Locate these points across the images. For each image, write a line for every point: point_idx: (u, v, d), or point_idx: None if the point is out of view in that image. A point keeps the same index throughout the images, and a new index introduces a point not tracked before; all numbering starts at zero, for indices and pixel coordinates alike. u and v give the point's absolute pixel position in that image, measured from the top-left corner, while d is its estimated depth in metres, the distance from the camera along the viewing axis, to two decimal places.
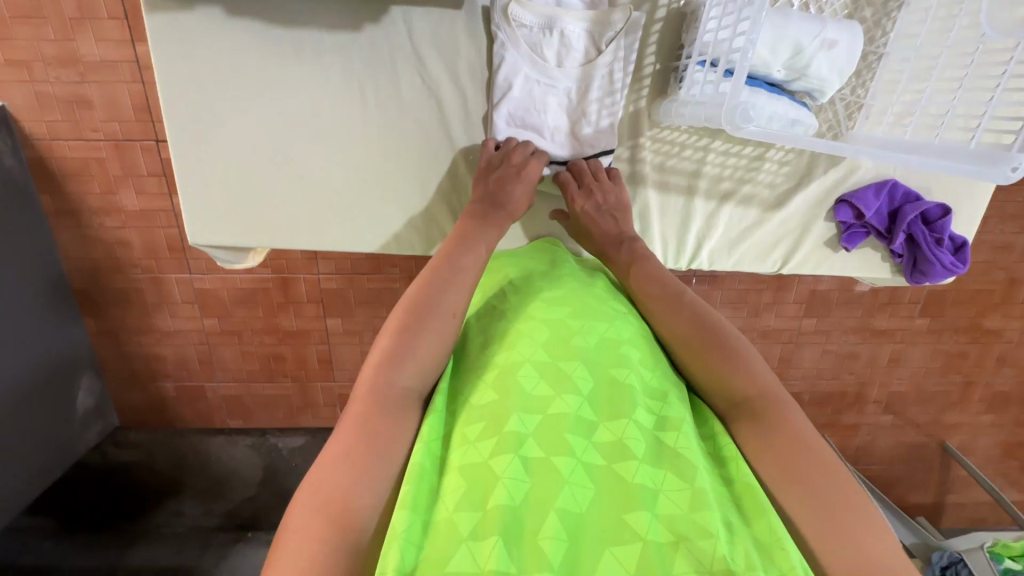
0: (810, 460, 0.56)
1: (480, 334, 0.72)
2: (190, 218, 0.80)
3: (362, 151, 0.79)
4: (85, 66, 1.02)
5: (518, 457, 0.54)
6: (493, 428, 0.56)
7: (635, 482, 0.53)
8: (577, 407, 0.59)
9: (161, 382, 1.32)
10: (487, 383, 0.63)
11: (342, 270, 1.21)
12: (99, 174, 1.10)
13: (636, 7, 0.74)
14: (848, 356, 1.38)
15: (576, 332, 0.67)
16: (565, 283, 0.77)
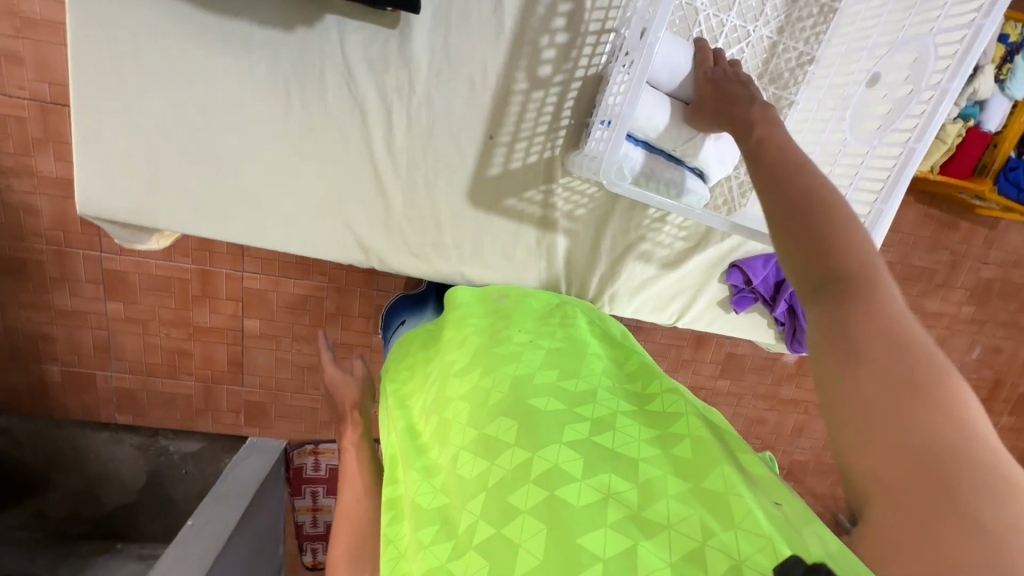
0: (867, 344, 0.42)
1: (418, 434, 0.62)
2: (82, 189, 0.77)
3: (278, 149, 0.78)
4: (23, 23, 1.09)
5: (474, 551, 0.46)
6: (448, 530, 0.49)
7: (584, 505, 0.47)
8: (513, 459, 0.51)
9: (48, 364, 1.42)
10: (434, 485, 0.54)
11: (269, 271, 1.38)
12: (17, 134, 1.18)
13: (558, 67, 0.79)
14: (757, 420, 1.60)
15: (489, 379, 0.60)
16: (470, 345, 0.67)
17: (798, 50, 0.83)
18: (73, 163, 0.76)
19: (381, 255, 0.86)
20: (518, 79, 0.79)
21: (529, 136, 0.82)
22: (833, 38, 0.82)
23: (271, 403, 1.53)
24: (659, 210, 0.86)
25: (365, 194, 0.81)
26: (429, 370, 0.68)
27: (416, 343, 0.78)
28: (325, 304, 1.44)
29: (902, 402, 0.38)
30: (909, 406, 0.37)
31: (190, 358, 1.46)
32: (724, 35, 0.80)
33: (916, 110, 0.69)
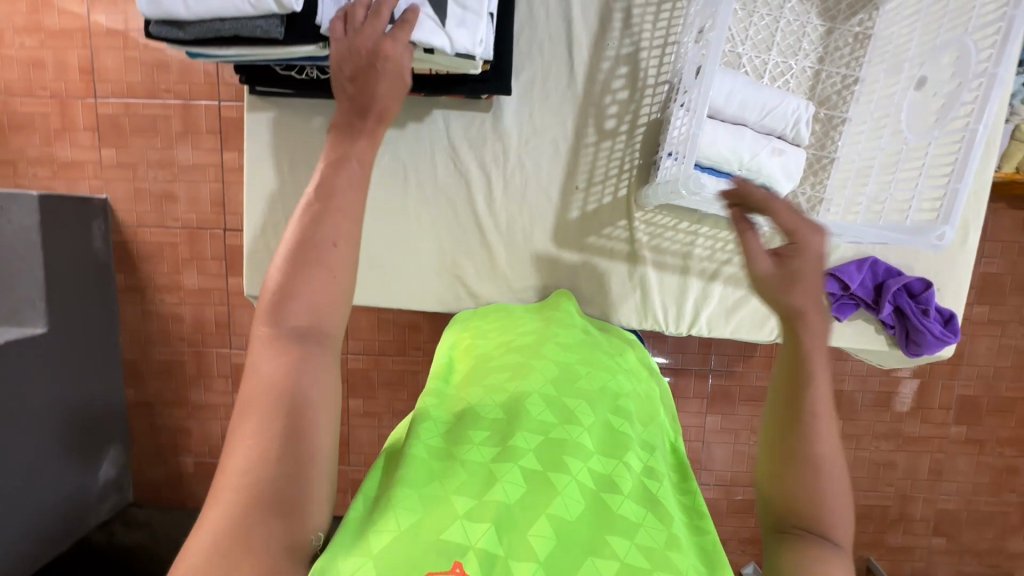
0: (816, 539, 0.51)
1: (491, 360, 0.70)
2: (251, 273, 0.94)
3: (398, 222, 0.93)
4: (178, 168, 1.40)
5: (519, 468, 0.50)
6: (500, 439, 0.54)
7: (620, 513, 0.49)
8: (580, 436, 0.55)
9: (183, 456, 1.58)
10: (498, 401, 0.60)
11: (370, 350, 1.52)
12: (170, 256, 1.46)
13: (621, 117, 0.90)
14: (885, 463, 1.64)
15: (582, 374, 0.67)
16: (571, 344, 0.75)
17: (841, 74, 0.87)
18: (243, 255, 0.94)
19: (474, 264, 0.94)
20: (587, 135, 0.91)
21: (602, 179, 0.92)
22: (875, 58, 0.85)
23: None
24: None
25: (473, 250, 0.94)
26: (511, 343, 0.74)
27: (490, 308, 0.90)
28: (421, 377, 1.54)
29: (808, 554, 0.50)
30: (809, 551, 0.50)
31: None
32: (768, 72, 0.87)
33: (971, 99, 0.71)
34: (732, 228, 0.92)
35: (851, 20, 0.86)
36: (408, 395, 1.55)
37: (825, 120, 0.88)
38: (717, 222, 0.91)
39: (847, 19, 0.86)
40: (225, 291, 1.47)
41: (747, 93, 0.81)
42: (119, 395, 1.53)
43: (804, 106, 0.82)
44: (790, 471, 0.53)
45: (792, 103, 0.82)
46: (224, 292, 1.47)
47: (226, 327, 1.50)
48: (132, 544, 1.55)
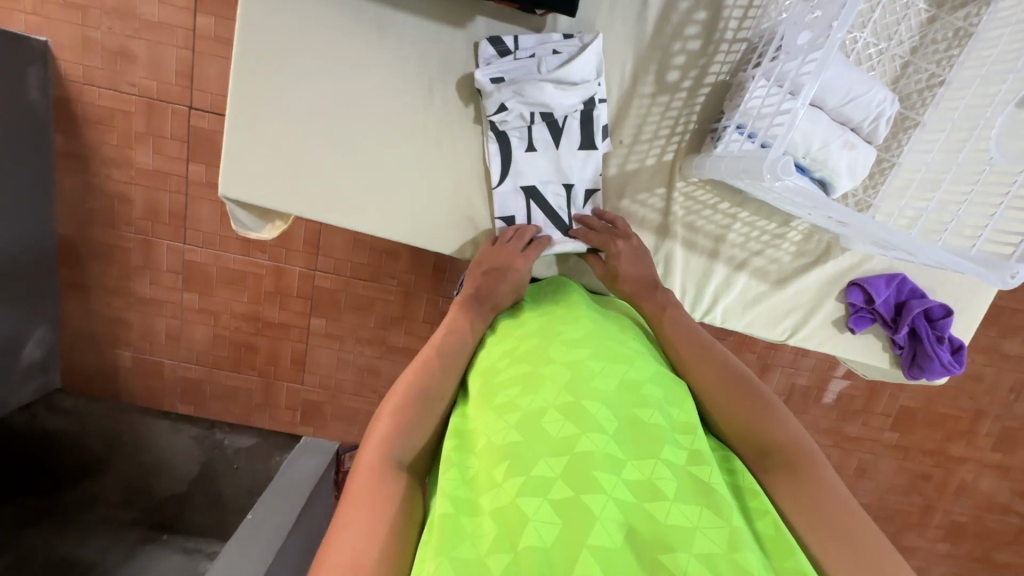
0: (832, 511, 0.55)
1: (496, 372, 0.67)
2: (228, 169, 0.79)
3: (413, 142, 0.80)
4: (140, 23, 1.17)
5: (550, 504, 0.49)
6: (520, 468, 0.52)
7: (668, 523, 0.48)
8: (607, 446, 0.53)
9: (120, 349, 1.47)
10: (508, 423, 0.58)
11: (341, 271, 1.41)
12: (122, 125, 1.25)
13: (686, 71, 0.79)
14: None
15: (601, 367, 0.62)
16: (587, 327, 0.70)
17: (930, 71, 0.78)
18: (222, 146, 0.78)
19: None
20: (644, 83, 0.79)
21: (650, 138, 0.82)
22: (968, 62, 0.75)
23: (327, 403, 1.54)
24: (779, 224, 0.86)
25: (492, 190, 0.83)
26: (522, 350, 0.69)
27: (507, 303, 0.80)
28: (392, 308, 1.46)
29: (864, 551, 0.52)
30: (862, 548, 0.52)
31: (255, 353, 1.49)
32: (856, 52, 0.78)
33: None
34: (771, 219, 0.85)
35: (958, 12, 0.77)
36: (375, 324, 1.47)
37: (898, 120, 0.80)
38: (759, 209, 0.85)
39: (953, 11, 0.77)
40: (184, 178, 1.30)
41: (838, 74, 0.71)
42: (50, 273, 1.36)
43: (890, 99, 0.74)
44: (795, 485, 0.57)
45: (881, 94, 0.73)
46: (183, 180, 1.29)
47: (183, 219, 1.34)
48: (55, 430, 1.39)
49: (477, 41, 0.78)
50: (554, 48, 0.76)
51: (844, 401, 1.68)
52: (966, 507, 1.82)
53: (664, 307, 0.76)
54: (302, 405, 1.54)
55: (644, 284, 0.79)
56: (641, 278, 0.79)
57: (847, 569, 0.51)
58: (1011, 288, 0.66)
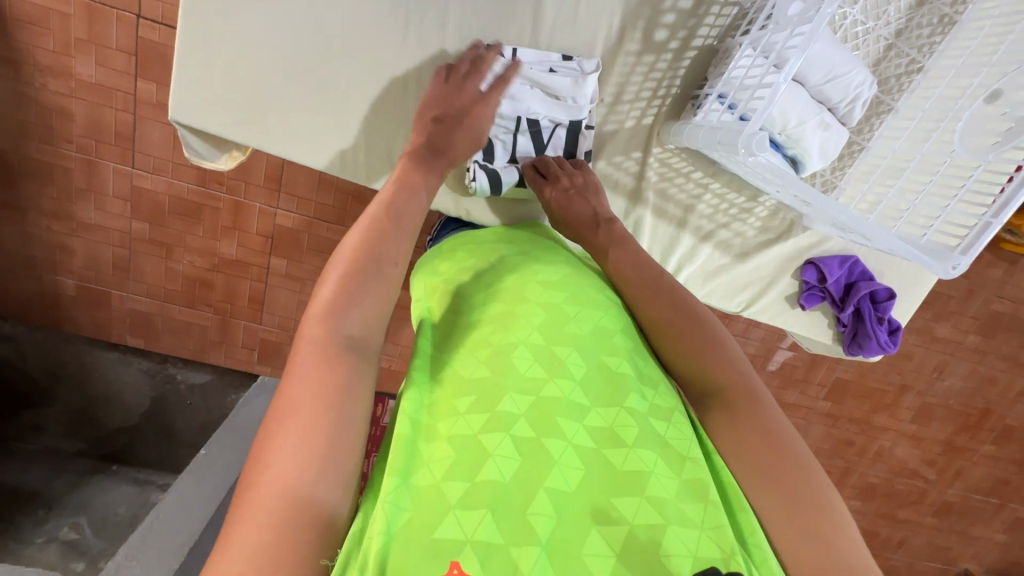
0: (775, 445, 0.55)
1: (472, 305, 0.64)
2: (179, 92, 0.72)
3: (385, 80, 0.76)
4: None
5: (512, 440, 0.49)
6: (485, 404, 0.51)
7: (628, 469, 0.50)
8: (572, 392, 0.54)
9: (61, 277, 1.38)
10: (476, 357, 0.57)
11: (304, 211, 1.35)
12: (59, 29, 1.12)
13: (675, 31, 0.76)
14: None
15: (576, 313, 0.62)
16: (562, 269, 0.68)
17: (910, 57, 0.78)
18: (172, 66, 0.71)
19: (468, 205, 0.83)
20: (630, 41, 0.76)
21: (632, 99, 0.80)
22: (949, 50, 0.76)
23: (286, 343, 1.52)
24: (747, 198, 0.87)
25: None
26: (490, 287, 0.66)
27: (476, 237, 0.79)
28: None
29: (799, 493, 0.52)
30: (797, 494, 0.52)
31: (210, 290, 1.44)
32: (842, 29, 0.77)
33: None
34: (741, 192, 0.86)
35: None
36: None
37: (873, 104, 0.81)
38: (730, 182, 0.85)
39: None
40: (132, 96, 1.19)
41: (825, 52, 0.71)
42: None
43: (869, 83, 0.74)
44: (736, 424, 0.57)
45: (863, 77, 0.73)
46: (131, 98, 1.19)
47: (131, 142, 1.25)
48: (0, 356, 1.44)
49: (473, 43, 0.75)
50: (550, 67, 0.75)
51: (786, 371, 1.78)
52: (880, 471, 2.01)
53: (608, 249, 0.72)
54: (259, 345, 1.51)
55: (586, 225, 0.75)
56: (582, 218, 0.75)
57: (786, 516, 0.51)
58: (950, 277, 0.70)
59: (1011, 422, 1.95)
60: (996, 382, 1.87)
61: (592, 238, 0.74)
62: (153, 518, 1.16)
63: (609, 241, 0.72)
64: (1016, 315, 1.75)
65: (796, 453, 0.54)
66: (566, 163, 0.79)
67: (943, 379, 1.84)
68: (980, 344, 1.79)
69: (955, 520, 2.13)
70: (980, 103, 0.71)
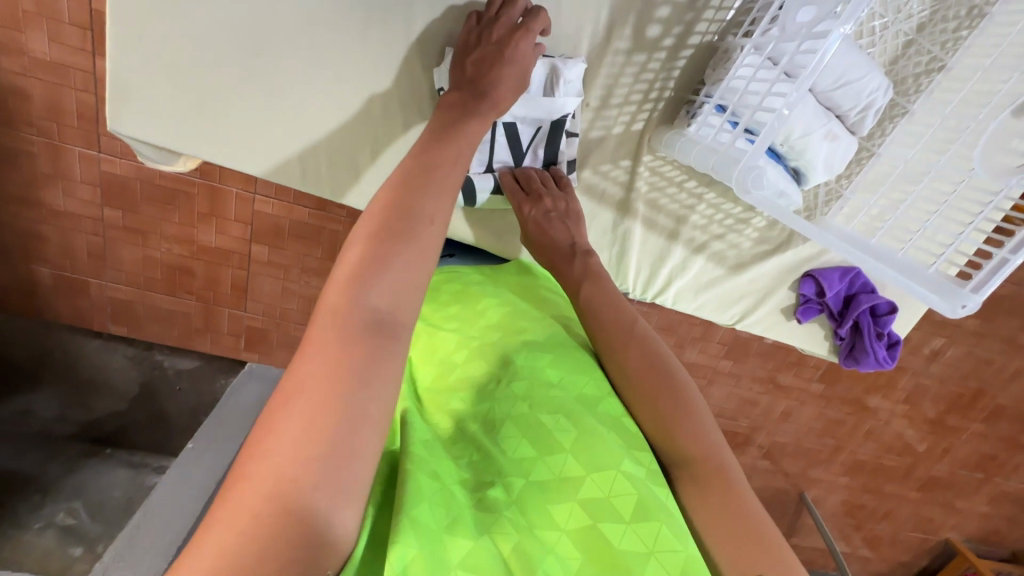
0: (751, 536, 0.47)
1: (450, 368, 0.60)
2: (117, 99, 0.66)
3: (344, 84, 0.69)
4: None
5: (486, 533, 0.45)
6: (471, 493, 0.48)
7: (623, 552, 0.45)
8: (563, 465, 0.50)
9: (36, 266, 1.33)
10: (462, 437, 0.54)
11: (282, 196, 1.28)
12: (5, 3, 1.02)
13: (671, 25, 0.68)
14: (752, 401, 1.85)
15: (563, 374, 0.57)
16: (546, 323, 0.64)
17: (931, 54, 0.70)
18: (107, 70, 0.64)
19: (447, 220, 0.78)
20: (620, 37, 0.68)
21: (620, 102, 0.72)
22: (975, 48, 0.68)
23: (272, 330, 1.48)
24: (744, 209, 0.80)
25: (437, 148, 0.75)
26: (469, 343, 0.62)
27: (466, 280, 0.74)
28: (341, 239, 1.36)
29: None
30: None
31: (192, 278, 1.39)
32: (857, 22, 0.69)
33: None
34: (738, 203, 0.80)
35: None
36: (322, 255, 1.37)
37: (886, 106, 0.73)
38: (726, 192, 0.79)
39: None
40: (91, 75, 1.10)
41: (837, 57, 0.63)
42: None
43: (885, 89, 0.66)
44: (706, 498, 0.51)
45: (876, 82, 0.65)
46: (91, 78, 1.10)
47: (96, 125, 1.17)
48: None
49: (443, 47, 0.69)
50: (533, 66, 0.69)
51: (781, 354, 1.76)
52: (870, 449, 2.02)
53: (581, 282, 0.65)
54: (245, 333, 1.47)
55: (561, 254, 0.69)
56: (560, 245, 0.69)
57: None
58: (958, 317, 0.62)
59: (1004, 403, 1.94)
60: (992, 364, 1.84)
61: (566, 268, 0.68)
62: (140, 516, 1.15)
63: (583, 273, 0.66)
64: (1020, 298, 1.71)
65: (766, 539, 0.47)
66: (552, 179, 0.74)
67: (940, 360, 1.82)
68: (981, 326, 1.75)
69: (941, 495, 2.15)
70: (1008, 115, 0.63)
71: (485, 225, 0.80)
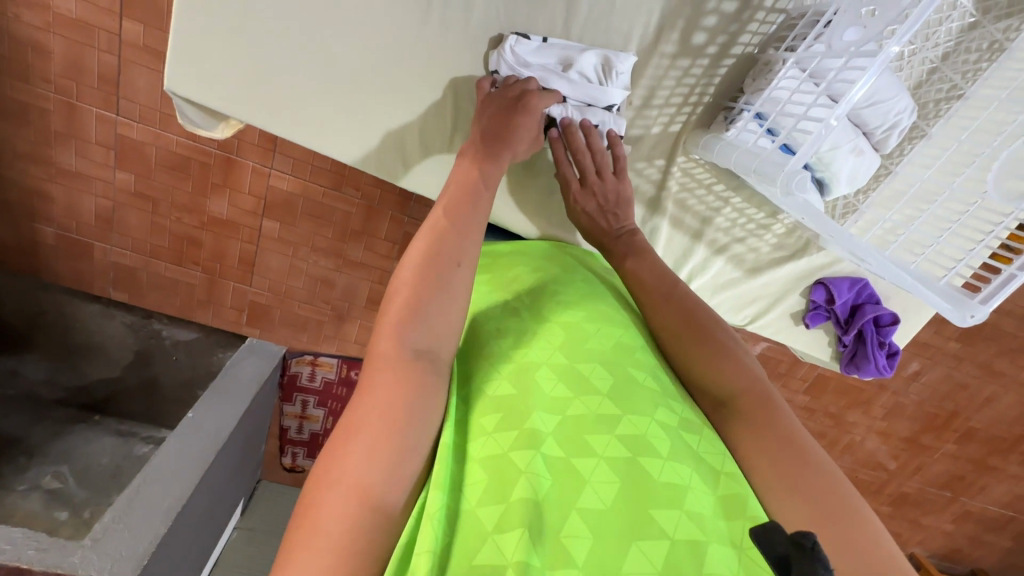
0: (794, 451, 0.55)
1: (491, 326, 0.65)
2: (175, 61, 0.67)
3: (397, 65, 0.70)
4: None
5: (540, 456, 0.50)
6: (512, 422, 0.52)
7: (662, 481, 0.50)
8: (599, 407, 0.55)
9: (41, 225, 1.32)
10: (503, 377, 0.57)
11: (299, 173, 1.29)
12: None
13: (716, 35, 0.71)
14: None
15: (602, 329, 0.63)
16: (583, 285, 0.69)
17: (952, 83, 0.74)
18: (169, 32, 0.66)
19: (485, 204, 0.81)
20: (666, 42, 0.71)
21: (661, 104, 0.75)
22: (994, 77, 0.72)
23: (276, 307, 1.48)
24: (767, 215, 0.84)
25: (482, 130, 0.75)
26: (509, 304, 0.67)
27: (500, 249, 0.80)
28: (353, 220, 1.37)
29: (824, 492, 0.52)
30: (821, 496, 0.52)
31: (199, 248, 1.39)
32: None
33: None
34: (761, 209, 0.84)
35: (1000, 22, 0.72)
36: (333, 234, 1.38)
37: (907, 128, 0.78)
38: (751, 198, 0.83)
39: (995, 21, 0.72)
40: (117, 36, 1.11)
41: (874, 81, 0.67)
42: None
43: (910, 111, 0.70)
44: (756, 432, 0.57)
45: (904, 101, 0.70)
46: (117, 40, 1.10)
47: (116, 87, 1.16)
48: None
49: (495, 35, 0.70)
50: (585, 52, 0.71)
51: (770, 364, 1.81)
52: (847, 462, 2.09)
53: (626, 255, 0.73)
54: (248, 307, 1.47)
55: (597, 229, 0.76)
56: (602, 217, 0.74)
57: (807, 521, 0.50)
58: (965, 325, 0.68)
59: (975, 425, 2.02)
60: (966, 387, 1.92)
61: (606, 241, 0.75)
62: (140, 482, 1.15)
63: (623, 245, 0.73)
64: (997, 325, 1.79)
65: (815, 459, 0.55)
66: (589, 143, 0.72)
67: (919, 380, 1.89)
68: (959, 350, 1.84)
69: (909, 511, 2.24)
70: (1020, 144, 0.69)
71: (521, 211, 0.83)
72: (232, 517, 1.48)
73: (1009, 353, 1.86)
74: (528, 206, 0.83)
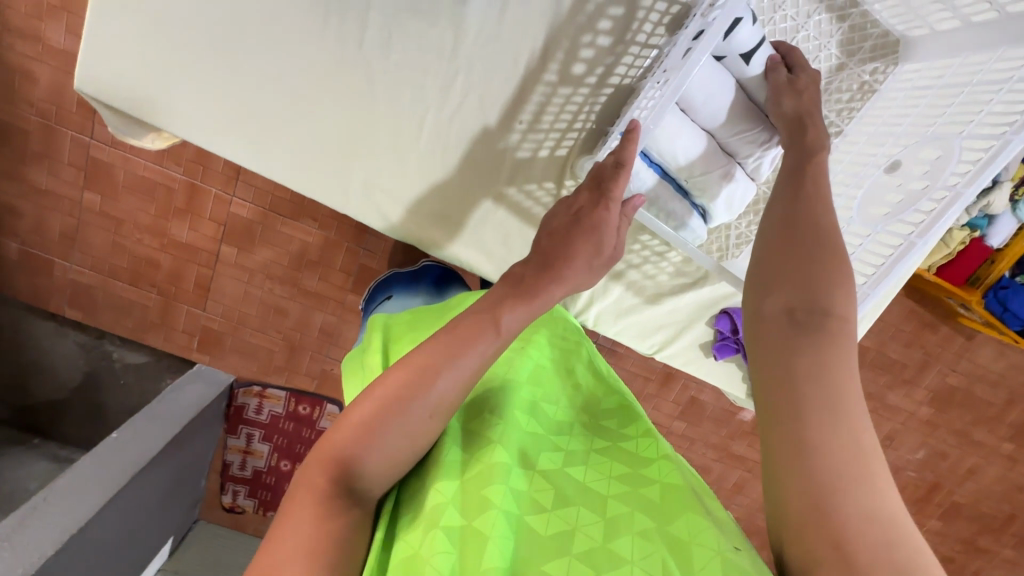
0: (836, 397, 0.50)
1: None
2: (86, 63, 0.71)
3: (292, 77, 0.74)
4: None
5: (444, 535, 0.50)
6: (416, 519, 0.53)
7: (551, 533, 0.52)
8: (494, 460, 0.56)
9: (6, 240, 1.34)
10: (410, 472, 0.59)
11: (258, 202, 1.32)
12: None
13: (592, 67, 0.76)
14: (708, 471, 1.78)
15: (504, 388, 0.65)
16: None
17: (828, 119, 0.84)
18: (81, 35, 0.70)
19: (384, 211, 0.86)
20: (550, 69, 0.75)
21: (550, 124, 0.80)
22: (866, 117, 0.83)
23: (228, 334, 1.48)
24: (662, 244, 0.82)
25: (378, 120, 0.77)
26: None
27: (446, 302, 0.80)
28: (309, 250, 1.38)
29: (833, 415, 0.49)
30: (820, 422, 0.49)
31: (156, 270, 1.40)
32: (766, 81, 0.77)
33: (925, 208, 0.72)
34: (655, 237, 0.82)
35: (867, 65, 0.82)
36: (289, 264, 1.40)
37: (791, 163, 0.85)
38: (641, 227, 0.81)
39: (862, 62, 0.82)
40: None
41: (711, 83, 0.72)
42: None
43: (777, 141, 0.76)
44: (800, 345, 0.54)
45: (751, 112, 0.74)
46: None
47: (92, 114, 1.23)
48: None
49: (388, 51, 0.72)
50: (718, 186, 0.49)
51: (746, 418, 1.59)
52: None
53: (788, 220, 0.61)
54: (200, 332, 1.47)
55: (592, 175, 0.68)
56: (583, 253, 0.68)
57: (800, 451, 0.49)
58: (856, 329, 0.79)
59: (960, 500, 1.86)
60: (946, 458, 1.79)
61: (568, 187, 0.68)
62: None
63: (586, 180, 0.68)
64: (971, 392, 1.69)
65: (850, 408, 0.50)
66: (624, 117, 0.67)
67: (893, 448, 1.75)
68: (932, 417, 1.71)
69: None
70: (881, 172, 0.78)
71: (417, 223, 0.87)
72: (157, 557, 1.32)
73: (988, 422, 1.74)
74: (423, 219, 0.87)
